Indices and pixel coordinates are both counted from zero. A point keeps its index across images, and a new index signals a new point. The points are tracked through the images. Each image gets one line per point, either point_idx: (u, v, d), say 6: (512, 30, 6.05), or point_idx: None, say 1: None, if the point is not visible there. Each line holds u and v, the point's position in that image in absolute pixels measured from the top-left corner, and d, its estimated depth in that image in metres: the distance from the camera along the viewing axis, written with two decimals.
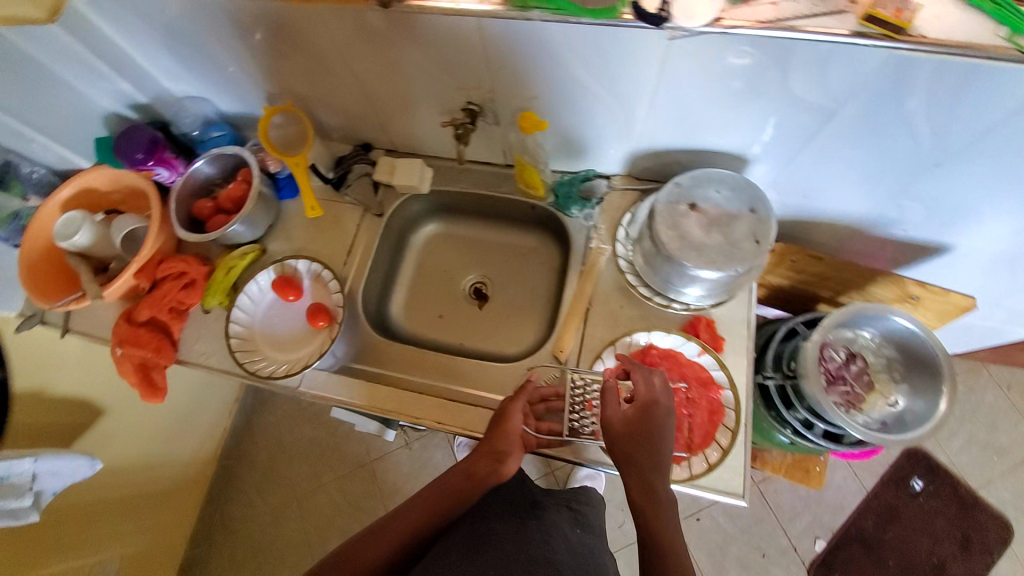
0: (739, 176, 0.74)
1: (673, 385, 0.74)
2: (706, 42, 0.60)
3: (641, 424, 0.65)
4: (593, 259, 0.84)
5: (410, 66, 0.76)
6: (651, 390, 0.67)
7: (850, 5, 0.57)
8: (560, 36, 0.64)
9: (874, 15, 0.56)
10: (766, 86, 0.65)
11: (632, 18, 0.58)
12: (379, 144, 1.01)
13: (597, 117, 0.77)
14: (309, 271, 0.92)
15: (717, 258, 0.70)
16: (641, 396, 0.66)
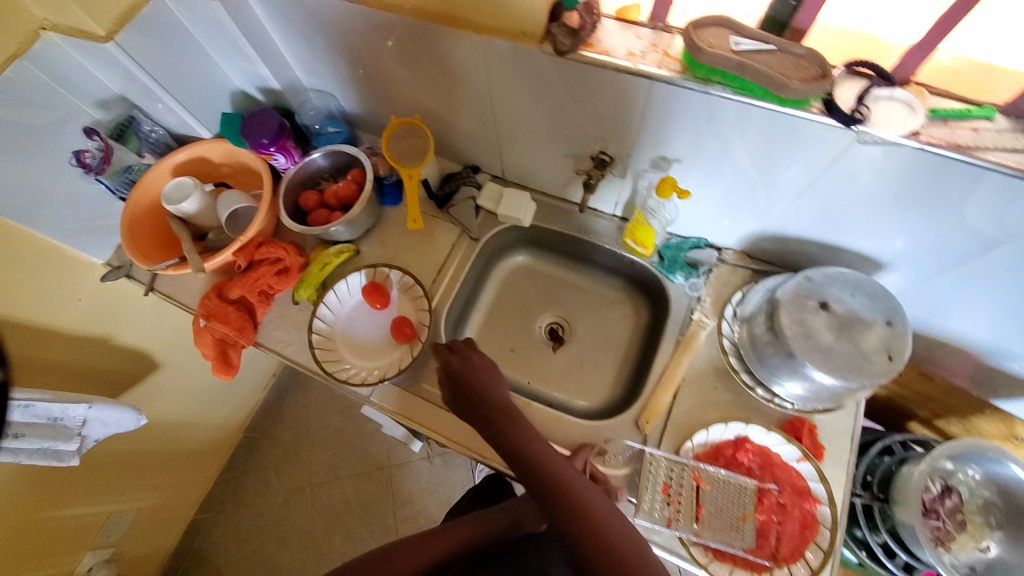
0: (878, 285, 0.70)
1: (763, 485, 0.69)
2: (891, 152, 0.57)
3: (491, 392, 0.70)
4: (694, 331, 0.81)
5: (555, 108, 0.75)
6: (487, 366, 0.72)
7: None
8: (732, 113, 0.62)
9: None
10: (935, 205, 0.61)
11: (821, 112, 0.57)
12: (488, 169, 1.00)
13: (733, 193, 0.75)
14: (400, 281, 0.92)
15: (844, 368, 0.66)
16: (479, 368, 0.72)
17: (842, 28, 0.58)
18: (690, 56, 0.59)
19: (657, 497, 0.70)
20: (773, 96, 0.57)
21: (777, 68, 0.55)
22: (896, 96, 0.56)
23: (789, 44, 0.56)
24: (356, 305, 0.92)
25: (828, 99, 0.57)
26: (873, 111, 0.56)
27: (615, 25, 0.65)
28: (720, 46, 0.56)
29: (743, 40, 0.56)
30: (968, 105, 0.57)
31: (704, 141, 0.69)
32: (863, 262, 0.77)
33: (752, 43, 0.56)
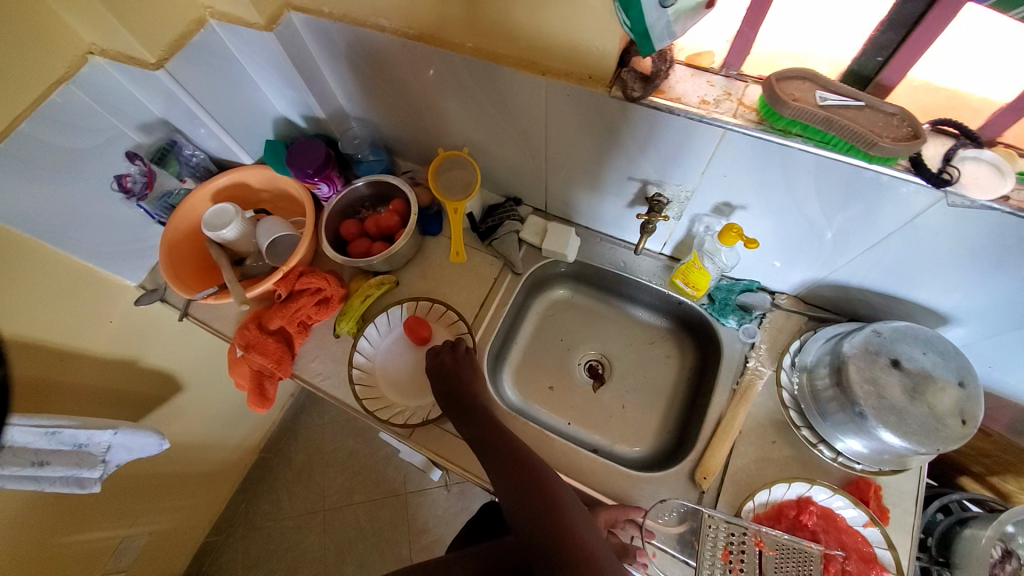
0: (949, 342, 0.68)
1: (829, 551, 0.66)
2: (979, 216, 0.55)
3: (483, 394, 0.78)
4: (750, 380, 0.79)
5: (614, 151, 0.74)
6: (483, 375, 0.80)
7: None
8: (808, 166, 0.60)
9: None
10: (1017, 268, 0.59)
11: (907, 169, 0.55)
12: (530, 203, 0.99)
13: (795, 241, 0.73)
14: (442, 316, 0.91)
15: (916, 431, 0.64)
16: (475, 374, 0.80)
17: (931, 83, 0.55)
18: (769, 108, 0.57)
19: (715, 561, 0.66)
20: (859, 152, 0.55)
21: (867, 125, 0.53)
22: (985, 157, 0.54)
23: (877, 100, 0.54)
24: (395, 339, 0.91)
25: (915, 158, 0.54)
26: (965, 173, 0.53)
27: (685, 71, 0.64)
28: (805, 99, 0.54)
29: (829, 94, 0.54)
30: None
31: (773, 190, 0.67)
32: (927, 316, 0.75)
33: (839, 99, 0.54)
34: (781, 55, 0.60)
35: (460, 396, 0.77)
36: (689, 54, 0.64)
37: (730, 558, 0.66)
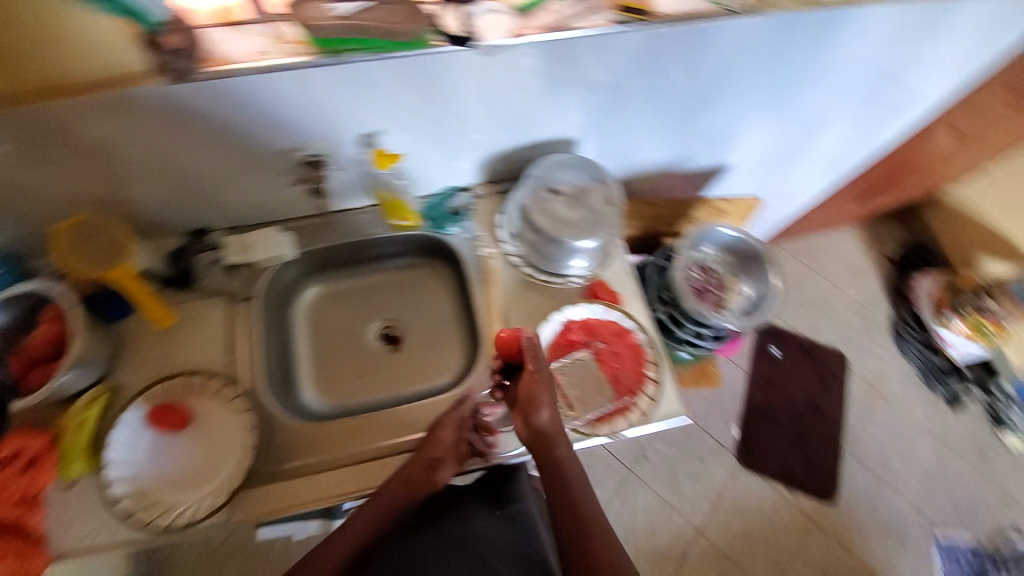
0: (578, 156, 0.89)
1: (595, 347, 0.84)
2: (508, 55, 0.72)
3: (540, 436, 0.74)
4: (487, 265, 0.91)
5: (240, 132, 0.75)
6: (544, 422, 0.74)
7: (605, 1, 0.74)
8: (381, 73, 0.70)
9: (625, 5, 0.73)
10: (566, 80, 0.79)
11: (440, 44, 0.68)
12: (216, 225, 0.90)
13: (442, 137, 0.84)
14: (189, 387, 0.79)
15: (587, 227, 0.84)
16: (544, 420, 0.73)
17: None
18: (311, 35, 0.64)
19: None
20: (395, 43, 0.67)
21: (382, 19, 0.64)
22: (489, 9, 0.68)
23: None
24: (152, 442, 0.76)
25: (439, 30, 0.67)
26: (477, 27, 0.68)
27: (228, 31, 0.63)
28: (323, 16, 0.63)
29: (342, 4, 0.63)
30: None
31: (384, 104, 0.76)
32: (565, 144, 0.94)
33: (351, 5, 0.63)
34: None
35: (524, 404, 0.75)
36: (217, 11, 0.62)
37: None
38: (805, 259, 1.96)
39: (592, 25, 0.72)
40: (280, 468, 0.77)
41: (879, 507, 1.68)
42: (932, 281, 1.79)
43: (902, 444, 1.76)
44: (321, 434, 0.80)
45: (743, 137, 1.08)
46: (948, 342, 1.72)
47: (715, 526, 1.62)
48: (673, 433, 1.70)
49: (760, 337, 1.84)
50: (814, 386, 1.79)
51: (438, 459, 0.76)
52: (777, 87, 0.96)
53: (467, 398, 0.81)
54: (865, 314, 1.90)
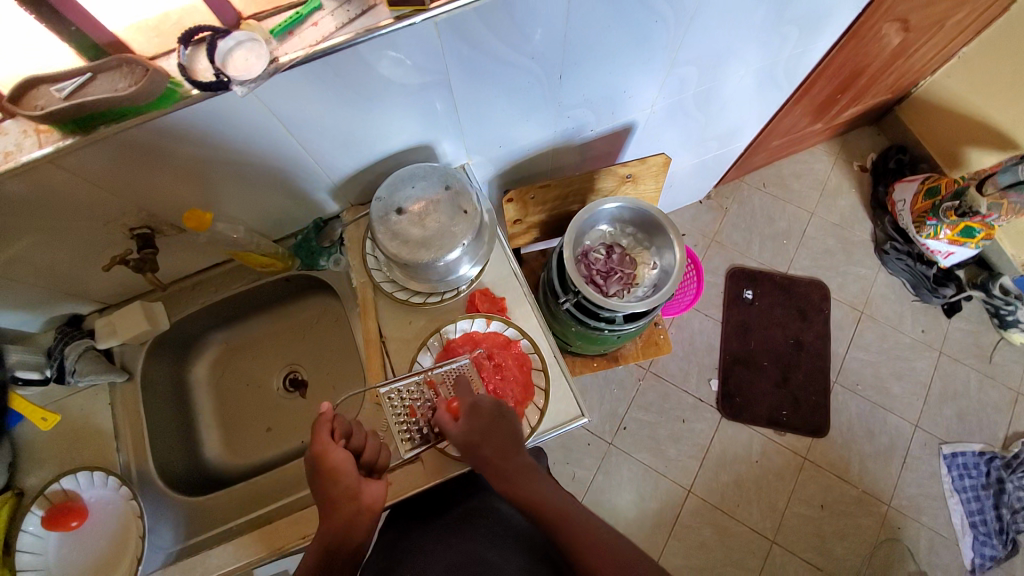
0: (423, 166, 0.81)
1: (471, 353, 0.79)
2: (281, 80, 0.62)
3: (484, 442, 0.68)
4: (363, 295, 0.86)
5: (47, 225, 0.70)
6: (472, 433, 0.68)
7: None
8: (152, 135, 0.63)
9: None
10: (377, 88, 0.70)
11: (195, 93, 0.59)
12: (87, 309, 0.90)
13: (271, 174, 0.79)
14: (81, 484, 0.78)
15: (442, 242, 0.77)
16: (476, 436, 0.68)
17: (144, 17, 0.57)
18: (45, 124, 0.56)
19: (404, 422, 0.72)
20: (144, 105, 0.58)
21: (112, 88, 0.55)
22: (237, 40, 0.59)
23: (102, 61, 0.55)
24: (60, 542, 0.77)
25: (186, 78, 0.58)
26: (227, 64, 0.58)
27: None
28: (50, 102, 0.54)
29: (64, 83, 0.54)
30: (298, 9, 0.62)
31: (177, 163, 0.69)
32: (421, 149, 0.87)
33: (70, 83, 0.54)
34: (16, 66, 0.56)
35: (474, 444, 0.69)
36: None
37: (417, 412, 0.73)
38: (775, 188, 1.77)
39: (378, 25, 0.61)
40: (185, 542, 0.82)
41: (878, 431, 1.53)
42: (915, 186, 1.57)
43: (896, 363, 1.60)
44: (223, 505, 0.86)
45: (632, 91, 0.95)
46: (937, 251, 1.55)
47: (705, 482, 1.48)
48: (648, 396, 1.56)
49: (732, 281, 1.67)
50: (796, 323, 1.63)
51: (349, 481, 0.65)
52: (646, 32, 0.80)
53: (324, 413, 0.67)
54: (844, 236, 1.73)
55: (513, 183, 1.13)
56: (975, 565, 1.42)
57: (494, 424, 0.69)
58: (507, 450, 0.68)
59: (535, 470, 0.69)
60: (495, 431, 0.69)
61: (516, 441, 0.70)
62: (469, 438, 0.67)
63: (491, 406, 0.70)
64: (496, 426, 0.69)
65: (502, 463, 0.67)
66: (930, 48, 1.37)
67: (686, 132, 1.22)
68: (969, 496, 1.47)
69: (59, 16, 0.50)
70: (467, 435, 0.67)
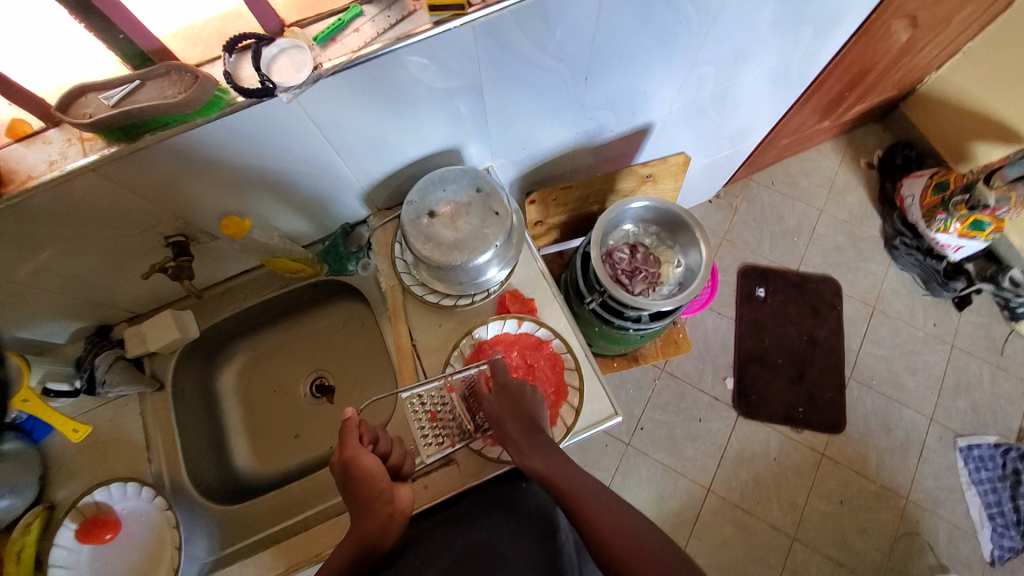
0: (452, 169, 0.82)
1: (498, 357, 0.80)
2: (327, 86, 0.63)
3: (514, 403, 0.71)
4: (393, 299, 0.86)
5: (80, 234, 0.70)
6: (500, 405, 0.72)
7: (416, 4, 0.63)
8: (192, 142, 0.63)
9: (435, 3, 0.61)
10: (413, 93, 0.71)
11: (241, 100, 0.60)
12: (116, 319, 0.90)
13: (302, 180, 0.79)
14: (114, 497, 0.77)
15: (476, 243, 0.77)
16: (511, 386, 0.72)
17: (185, 24, 0.58)
18: (93, 132, 0.57)
19: (426, 427, 0.73)
20: (189, 112, 0.58)
21: (161, 95, 0.56)
22: (281, 47, 0.60)
23: (150, 68, 0.56)
24: (94, 554, 0.76)
25: (232, 85, 0.60)
26: (272, 71, 0.59)
27: (19, 146, 0.60)
28: (99, 109, 0.55)
29: (112, 92, 0.55)
30: (339, 15, 0.63)
31: (212, 170, 0.69)
32: (449, 153, 0.88)
33: (120, 90, 0.55)
34: (58, 75, 0.56)
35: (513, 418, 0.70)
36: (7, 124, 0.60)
37: (438, 415, 0.74)
38: (783, 187, 1.79)
39: (417, 30, 0.61)
40: (220, 552, 0.81)
41: (894, 425, 1.54)
42: (923, 181, 1.59)
43: (910, 357, 1.61)
44: (256, 513, 0.86)
45: (653, 91, 0.96)
46: (946, 244, 1.56)
47: (725, 480, 1.48)
48: (665, 395, 1.56)
49: (744, 280, 1.68)
50: (809, 319, 1.64)
51: (382, 485, 0.63)
52: (670, 34, 0.81)
53: (351, 419, 0.66)
54: (853, 232, 1.74)
55: (534, 185, 1.14)
56: (994, 557, 1.42)
57: (520, 402, 0.72)
58: (530, 425, 0.70)
59: (558, 450, 0.69)
60: (521, 411, 0.71)
61: (539, 423, 0.71)
62: (494, 413, 0.71)
63: (517, 381, 0.73)
64: (519, 404, 0.71)
65: (523, 438, 0.69)
66: (936, 44, 1.38)
67: (701, 132, 1.23)
68: (986, 488, 1.47)
69: (111, 27, 0.52)
70: (498, 407, 0.71)
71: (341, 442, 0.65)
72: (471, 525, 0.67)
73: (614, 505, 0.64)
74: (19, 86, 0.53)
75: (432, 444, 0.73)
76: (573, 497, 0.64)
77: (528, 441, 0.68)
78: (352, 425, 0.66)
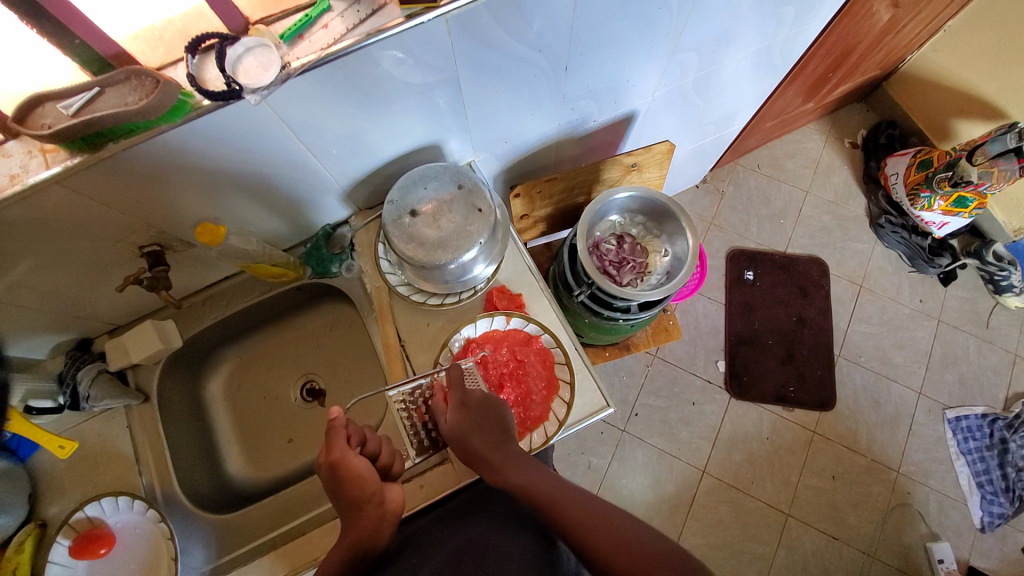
0: (434, 166, 0.81)
1: (490, 355, 0.80)
2: (298, 85, 0.61)
3: (479, 420, 0.68)
4: (379, 299, 0.85)
5: (50, 248, 0.68)
6: (455, 428, 0.68)
7: None
8: (158, 150, 0.61)
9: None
10: (388, 89, 0.69)
11: (207, 103, 0.58)
12: (96, 332, 0.88)
13: (280, 181, 0.77)
14: (108, 511, 0.77)
15: (460, 242, 0.76)
16: (472, 405, 0.69)
17: (145, 26, 0.56)
18: (53, 144, 0.55)
19: (414, 425, 0.73)
20: (154, 118, 0.57)
21: (122, 102, 0.54)
22: (246, 46, 0.58)
23: (109, 74, 0.54)
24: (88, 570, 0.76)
25: (197, 89, 0.58)
26: (238, 72, 0.57)
27: None
28: (58, 119, 0.54)
29: (72, 100, 0.54)
30: (306, 11, 0.61)
31: (184, 175, 0.67)
32: (430, 149, 0.86)
33: (79, 98, 0.53)
34: (14, 84, 0.54)
35: (479, 437, 0.67)
36: None
37: (426, 414, 0.74)
38: (769, 169, 1.78)
39: (388, 25, 0.59)
40: (218, 560, 0.81)
41: (883, 401, 1.56)
42: (907, 160, 1.59)
43: (897, 333, 1.63)
44: (251, 519, 0.85)
45: (636, 77, 0.94)
46: (931, 221, 1.57)
47: (719, 462, 1.50)
48: (657, 381, 1.57)
49: (733, 263, 1.68)
50: (798, 301, 1.65)
51: (374, 487, 0.63)
52: (650, 19, 0.79)
53: (338, 420, 0.66)
54: (839, 212, 1.75)
55: (519, 178, 1.12)
56: (984, 524, 1.45)
57: (484, 416, 0.69)
58: (498, 440, 0.67)
59: (529, 459, 0.67)
60: (485, 425, 0.68)
61: (505, 433, 0.69)
62: (458, 430, 0.67)
63: (482, 396, 0.70)
64: (486, 418, 0.68)
65: (495, 456, 0.66)
66: (917, 22, 1.38)
67: (684, 117, 1.22)
68: (974, 458, 1.50)
69: (64, 31, 0.49)
70: (459, 428, 0.67)
71: (327, 445, 0.64)
72: (459, 524, 0.66)
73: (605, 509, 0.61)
74: None
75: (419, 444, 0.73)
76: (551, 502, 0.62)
77: (496, 458, 0.66)
78: (340, 426, 0.65)
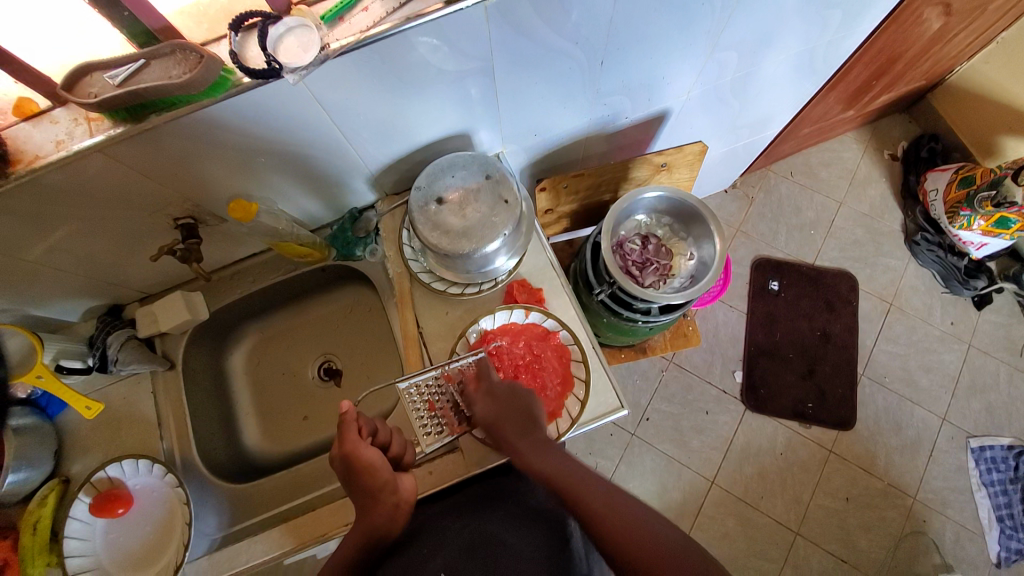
0: (462, 156, 0.80)
1: (508, 347, 0.80)
2: (336, 67, 0.61)
3: (508, 405, 0.72)
4: (400, 285, 0.86)
5: (91, 214, 0.70)
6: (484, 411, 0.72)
7: None
8: (197, 125, 0.63)
9: None
10: (423, 75, 0.69)
11: (248, 80, 0.58)
12: (128, 299, 0.91)
13: (311, 163, 0.78)
14: (127, 474, 0.79)
15: (484, 232, 0.76)
16: (502, 394, 0.73)
17: (191, 2, 0.58)
18: (98, 112, 0.57)
19: (425, 417, 0.73)
20: (196, 93, 0.58)
21: (166, 75, 0.56)
22: (289, 26, 0.58)
23: (154, 48, 0.55)
24: (107, 528, 0.78)
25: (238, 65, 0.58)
26: (279, 52, 0.58)
27: (27, 125, 0.60)
28: (104, 89, 0.55)
29: (117, 70, 0.55)
30: None
31: (220, 151, 0.69)
32: (459, 138, 0.86)
33: (125, 69, 0.54)
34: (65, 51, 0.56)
35: (507, 425, 0.71)
36: (13, 103, 0.59)
37: (439, 406, 0.75)
38: (802, 177, 1.74)
39: (427, 10, 0.59)
40: (229, 529, 0.84)
41: (905, 424, 1.52)
42: (948, 176, 1.53)
43: (925, 355, 1.57)
44: (263, 493, 0.87)
45: (673, 75, 0.92)
46: (969, 241, 1.52)
47: (729, 474, 1.47)
48: (671, 386, 1.55)
49: (758, 272, 1.65)
50: (822, 315, 1.60)
51: (386, 475, 0.64)
52: (691, 16, 0.77)
53: (349, 413, 0.67)
54: (872, 226, 1.69)
55: (547, 172, 1.12)
56: (1001, 559, 1.41)
57: (512, 404, 0.72)
58: (523, 427, 0.70)
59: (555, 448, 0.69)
60: (514, 413, 0.72)
61: (533, 424, 0.71)
62: (489, 417, 0.71)
63: (507, 385, 0.74)
64: (511, 407, 0.72)
65: (522, 443, 0.69)
66: (970, 32, 1.32)
67: (718, 120, 1.19)
68: (996, 490, 1.45)
69: (114, 2, 0.50)
70: (490, 414, 0.72)
71: (338, 437, 0.66)
72: (471, 515, 0.66)
73: (636, 512, 0.61)
74: (25, 65, 0.52)
75: (429, 434, 0.73)
76: (575, 493, 0.63)
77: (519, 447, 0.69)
78: (350, 421, 0.66)
